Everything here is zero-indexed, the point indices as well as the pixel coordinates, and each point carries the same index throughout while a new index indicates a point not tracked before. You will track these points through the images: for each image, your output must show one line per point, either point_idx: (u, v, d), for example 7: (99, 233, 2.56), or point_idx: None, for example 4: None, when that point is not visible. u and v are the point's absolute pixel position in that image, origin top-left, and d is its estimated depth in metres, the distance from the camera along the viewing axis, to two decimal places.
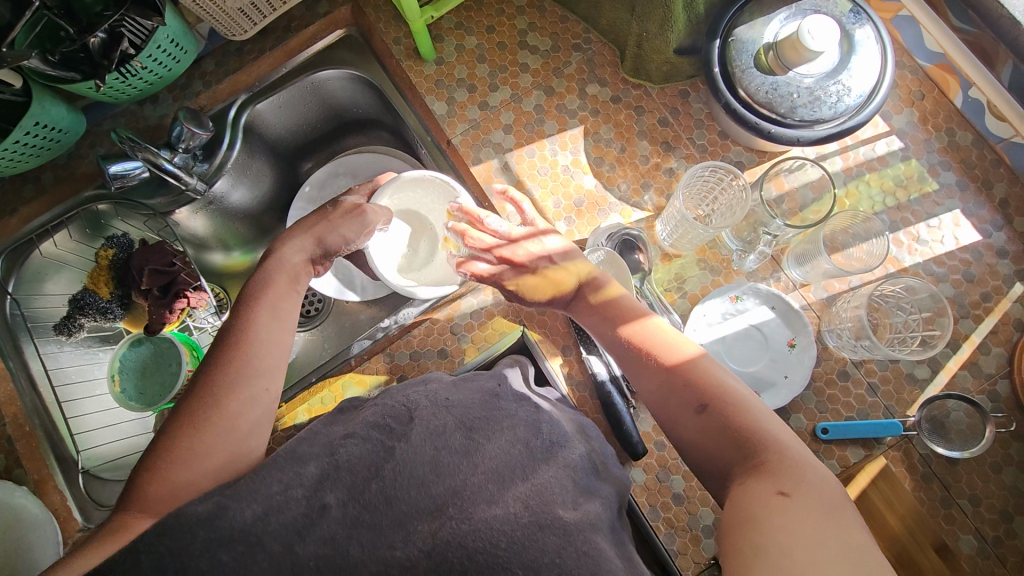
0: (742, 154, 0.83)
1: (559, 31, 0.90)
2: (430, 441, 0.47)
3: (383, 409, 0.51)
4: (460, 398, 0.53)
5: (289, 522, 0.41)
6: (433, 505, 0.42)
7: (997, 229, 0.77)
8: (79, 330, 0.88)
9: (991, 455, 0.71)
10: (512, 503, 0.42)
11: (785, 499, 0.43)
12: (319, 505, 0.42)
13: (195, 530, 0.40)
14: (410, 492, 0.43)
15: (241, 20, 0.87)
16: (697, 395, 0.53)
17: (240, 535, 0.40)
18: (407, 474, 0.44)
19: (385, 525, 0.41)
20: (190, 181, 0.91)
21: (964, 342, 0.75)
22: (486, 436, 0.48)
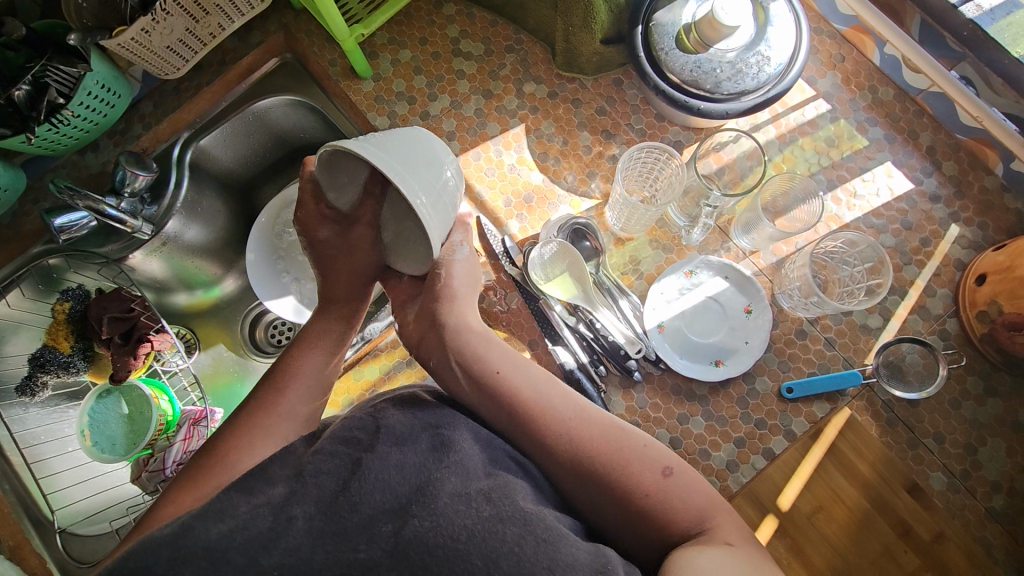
0: (680, 133, 0.86)
1: (490, 35, 0.92)
2: (395, 447, 0.47)
3: (348, 423, 0.51)
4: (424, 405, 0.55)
5: (254, 536, 0.41)
6: (400, 505, 0.43)
7: (928, 176, 0.81)
8: (41, 389, 0.87)
9: (949, 392, 0.74)
10: (474, 495, 0.44)
11: (734, 548, 0.48)
12: (284, 519, 0.42)
13: (159, 550, 0.40)
14: (376, 495, 0.44)
15: (171, 58, 0.82)
16: (645, 455, 0.53)
17: (204, 551, 0.40)
18: (372, 480, 0.44)
19: (350, 530, 0.42)
20: (136, 224, 0.89)
21: (911, 288, 0.77)
22: (450, 433, 0.51)
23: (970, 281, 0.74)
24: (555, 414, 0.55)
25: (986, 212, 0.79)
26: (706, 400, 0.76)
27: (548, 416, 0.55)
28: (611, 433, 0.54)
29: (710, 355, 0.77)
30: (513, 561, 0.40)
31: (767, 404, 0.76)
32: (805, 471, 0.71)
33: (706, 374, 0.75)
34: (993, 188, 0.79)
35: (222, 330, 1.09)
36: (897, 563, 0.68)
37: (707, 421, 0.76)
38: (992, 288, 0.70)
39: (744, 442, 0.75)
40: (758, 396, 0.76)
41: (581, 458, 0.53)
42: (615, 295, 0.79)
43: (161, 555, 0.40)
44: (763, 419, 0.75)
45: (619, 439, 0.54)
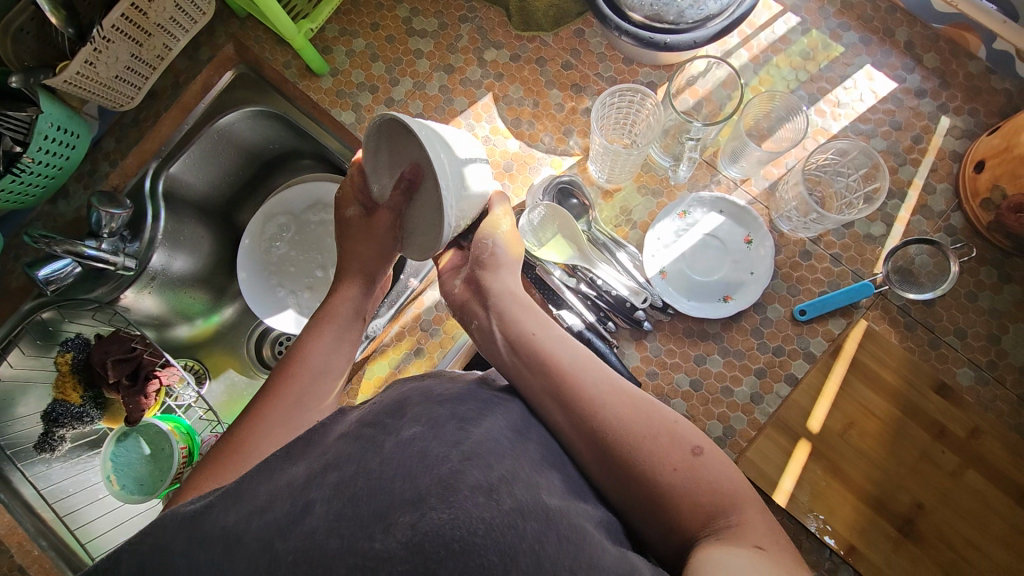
0: (651, 74, 0.83)
1: (441, 8, 0.89)
2: (422, 429, 0.47)
3: (377, 409, 0.53)
4: (452, 392, 0.54)
5: (277, 519, 0.41)
6: (416, 492, 0.40)
7: (911, 72, 0.78)
8: (60, 443, 0.86)
9: (964, 286, 0.73)
10: (499, 488, 0.41)
11: (763, 552, 0.44)
12: (301, 504, 0.42)
13: (178, 532, 0.42)
14: (395, 483, 0.41)
15: (123, 88, 0.80)
16: (673, 442, 0.51)
17: (223, 533, 0.41)
18: (394, 466, 0.42)
19: (367, 517, 0.39)
20: (118, 259, 0.87)
21: (910, 189, 0.75)
22: (475, 425, 0.48)
23: (970, 170, 0.72)
24: (588, 383, 0.55)
25: (976, 98, 0.77)
26: (720, 336, 0.75)
27: (578, 386, 0.54)
28: (635, 412, 0.53)
29: (718, 292, 0.75)
30: (534, 557, 0.38)
31: (782, 330, 0.75)
32: (830, 391, 0.70)
33: (716, 311, 0.74)
34: (979, 72, 0.77)
35: (230, 353, 1.08)
36: (935, 464, 0.68)
37: (725, 357, 0.75)
38: (992, 173, 0.68)
39: (765, 372, 0.74)
40: (772, 324, 0.75)
41: (606, 432, 0.52)
42: (612, 249, 0.78)
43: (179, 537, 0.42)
44: (780, 346, 0.74)
45: (642, 421, 0.52)
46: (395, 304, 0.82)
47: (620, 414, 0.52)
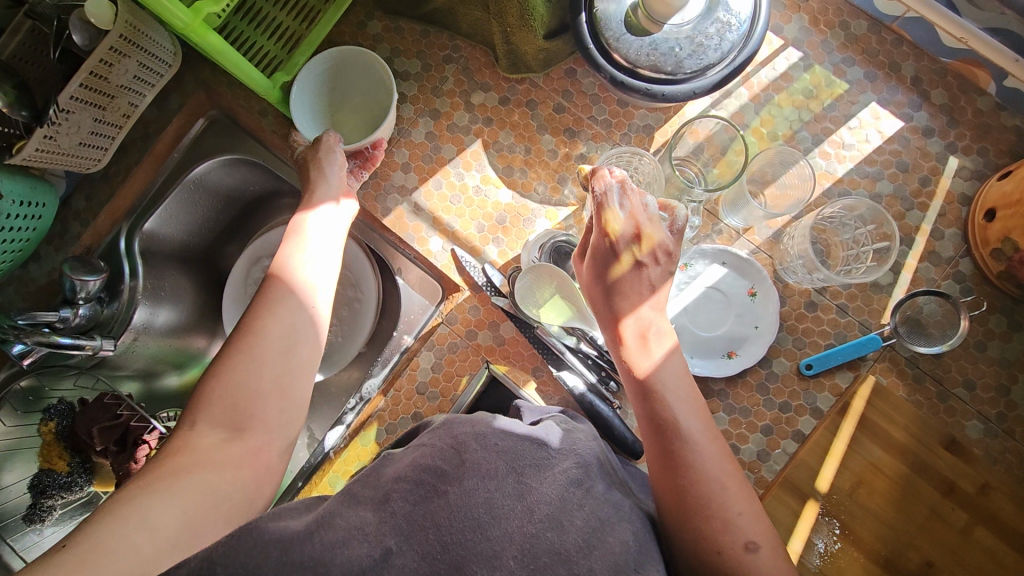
0: (647, 116, 0.79)
1: (425, 48, 0.84)
2: (481, 484, 0.45)
3: (431, 452, 0.49)
4: (510, 442, 0.49)
5: (358, 560, 0.41)
6: (491, 551, 0.42)
7: (917, 110, 0.75)
8: (49, 513, 0.85)
9: (973, 336, 0.71)
10: (579, 566, 0.42)
11: None
12: (382, 551, 0.41)
13: (269, 549, 0.40)
14: (468, 537, 0.42)
15: (90, 152, 0.75)
16: (737, 526, 0.49)
17: (313, 561, 0.40)
18: (462, 519, 0.43)
19: (444, 571, 0.41)
20: (94, 343, 0.82)
21: (918, 235, 0.73)
22: (535, 478, 0.47)
23: (980, 217, 0.70)
24: (690, 443, 0.52)
25: (984, 136, 0.74)
26: (725, 393, 0.73)
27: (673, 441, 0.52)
28: (719, 485, 0.51)
29: (722, 348, 0.73)
30: None
31: (788, 385, 0.73)
32: (838, 449, 0.69)
33: (721, 369, 0.72)
34: (989, 109, 0.74)
35: None
36: (946, 522, 0.67)
37: (731, 415, 0.73)
38: (1003, 225, 0.66)
39: (771, 429, 0.73)
40: (778, 379, 0.73)
41: (691, 496, 0.50)
42: None
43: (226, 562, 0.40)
44: (787, 402, 0.73)
45: (721, 494, 0.50)
46: (390, 365, 0.82)
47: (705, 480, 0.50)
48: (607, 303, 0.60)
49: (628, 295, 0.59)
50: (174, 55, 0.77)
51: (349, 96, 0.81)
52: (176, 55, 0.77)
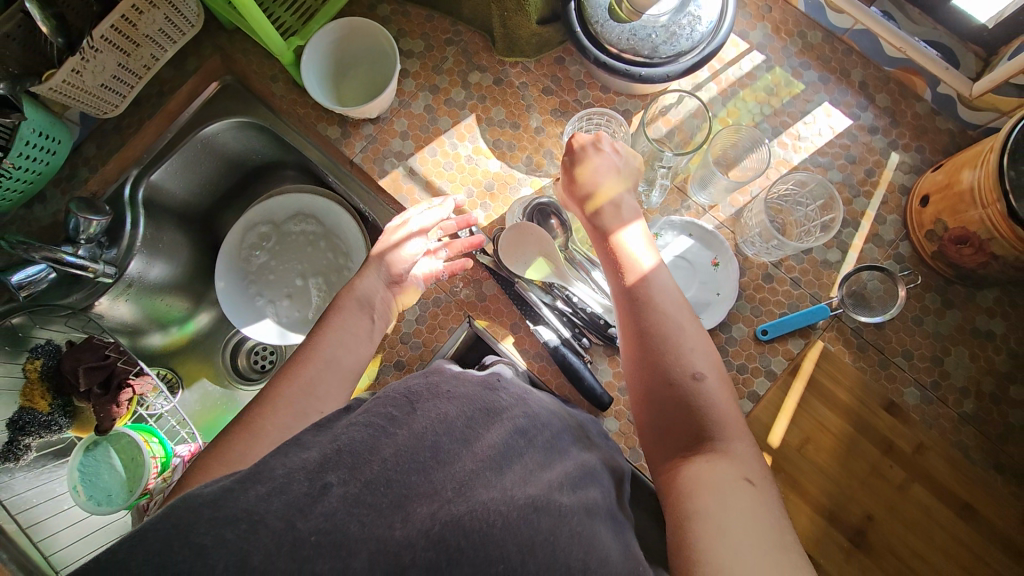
0: (627, 102, 0.87)
1: (428, 30, 0.92)
2: (433, 425, 0.48)
3: (382, 400, 0.52)
4: (463, 389, 0.55)
5: (291, 501, 0.40)
6: (432, 489, 0.43)
7: (864, 110, 0.84)
8: (26, 451, 0.84)
9: (911, 311, 0.78)
10: (513, 488, 0.45)
11: (750, 484, 0.49)
12: (319, 485, 0.41)
13: (200, 510, 0.39)
14: (414, 479, 0.43)
15: (108, 96, 0.82)
16: (691, 362, 0.57)
17: (244, 514, 0.39)
18: (409, 464, 0.44)
19: (386, 506, 0.41)
20: (99, 266, 0.87)
21: (863, 219, 0.81)
22: (486, 426, 0.51)
23: (916, 203, 0.78)
24: (653, 300, 0.61)
25: (922, 136, 0.83)
26: None
27: (639, 299, 0.61)
28: (678, 332, 0.59)
29: None
30: (548, 550, 0.42)
31: (746, 349, 0.78)
32: (789, 407, 0.74)
33: None
34: (925, 113, 0.83)
35: (204, 362, 1.08)
36: (884, 477, 0.72)
37: None
38: (936, 208, 0.74)
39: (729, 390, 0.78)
40: (736, 343, 0.79)
41: (651, 342, 0.58)
42: (588, 268, 0.81)
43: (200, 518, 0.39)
44: (744, 364, 0.78)
45: (679, 339, 0.58)
46: None
47: (665, 329, 0.59)
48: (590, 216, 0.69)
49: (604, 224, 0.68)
50: (197, 17, 0.85)
51: (353, 74, 0.91)
52: (199, 17, 0.85)
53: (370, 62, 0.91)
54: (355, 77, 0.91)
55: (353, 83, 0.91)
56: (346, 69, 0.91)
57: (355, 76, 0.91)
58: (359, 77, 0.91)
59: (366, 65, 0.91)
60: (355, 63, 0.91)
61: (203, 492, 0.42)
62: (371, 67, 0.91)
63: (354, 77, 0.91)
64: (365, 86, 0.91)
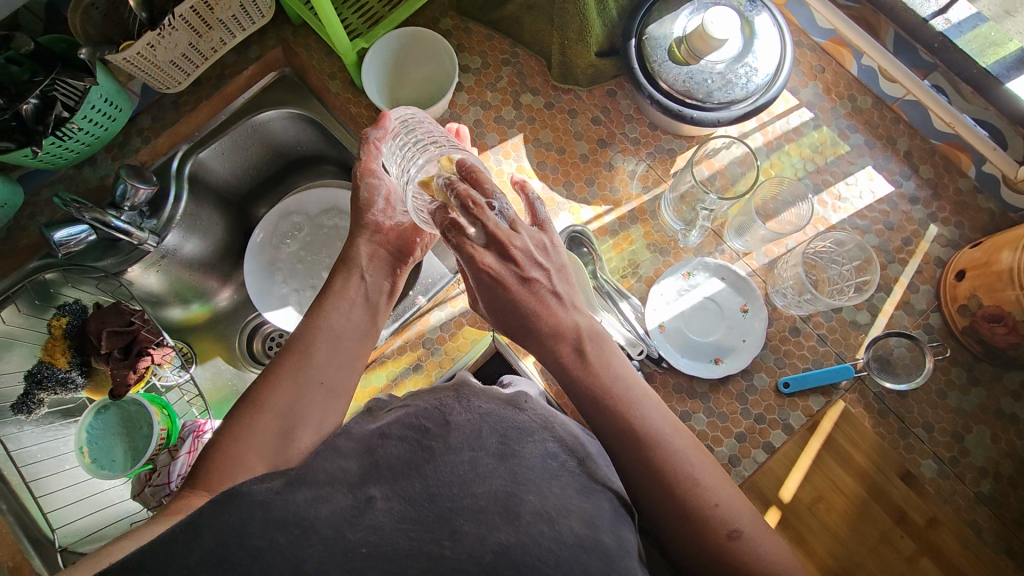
0: (673, 141, 0.89)
1: (487, 49, 0.94)
2: (468, 444, 0.49)
3: (415, 410, 0.54)
4: (489, 404, 0.54)
5: (336, 511, 0.45)
6: (476, 506, 0.45)
7: (906, 179, 0.85)
8: (38, 406, 0.85)
9: (936, 383, 0.78)
10: (559, 520, 0.45)
11: None
12: (364, 498, 0.46)
13: (253, 510, 0.44)
14: (455, 493, 0.46)
15: (174, 72, 0.85)
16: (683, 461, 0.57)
17: (296, 518, 0.44)
18: (450, 476, 0.47)
19: (431, 521, 0.44)
20: (142, 236, 0.90)
21: (895, 285, 0.81)
22: (519, 443, 0.50)
23: (951, 277, 0.78)
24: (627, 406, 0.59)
25: (962, 212, 0.84)
26: (707, 397, 0.78)
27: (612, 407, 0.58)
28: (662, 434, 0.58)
29: (710, 354, 0.79)
30: None
31: (765, 400, 0.78)
32: (804, 464, 0.74)
33: (706, 372, 0.78)
34: (967, 189, 0.84)
35: (219, 342, 1.08)
36: (895, 549, 0.70)
37: (709, 418, 0.78)
38: (971, 283, 0.74)
39: (745, 437, 0.77)
40: (756, 392, 0.78)
41: (649, 467, 0.56)
42: (615, 299, 0.82)
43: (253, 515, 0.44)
44: (762, 414, 0.78)
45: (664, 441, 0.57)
46: (401, 319, 0.84)
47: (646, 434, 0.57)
48: (557, 365, 0.60)
49: (532, 308, 0.59)
50: (269, 8, 0.88)
51: (409, 81, 0.93)
52: (270, 8, 0.87)
53: (427, 72, 0.92)
54: (415, 85, 0.92)
55: (410, 89, 0.92)
56: (404, 76, 0.92)
57: (412, 83, 0.92)
58: (416, 84, 0.92)
59: (423, 74, 0.92)
60: (415, 72, 0.92)
61: (254, 491, 0.46)
62: (428, 75, 0.92)
63: (411, 85, 0.92)
64: (424, 95, 0.92)
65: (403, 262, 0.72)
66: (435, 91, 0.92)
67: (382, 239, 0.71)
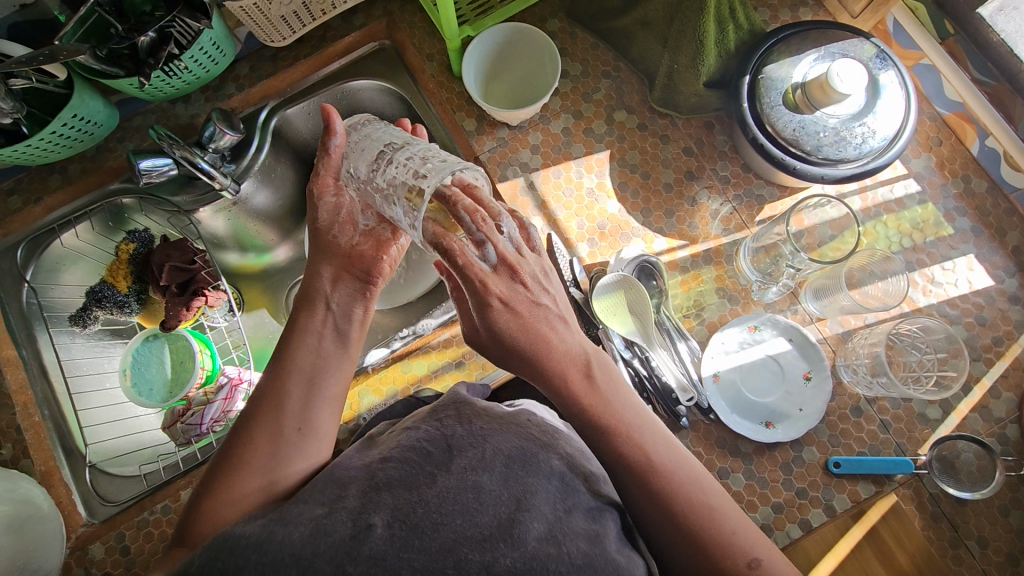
0: (764, 187, 0.85)
1: (590, 58, 0.92)
2: (473, 467, 0.47)
3: (417, 434, 0.51)
4: (491, 424, 0.52)
5: (337, 544, 0.41)
6: (481, 534, 0.43)
7: (1010, 276, 0.79)
8: (93, 322, 0.88)
9: (1000, 498, 0.72)
10: (565, 542, 0.44)
11: None
12: (364, 526, 0.42)
13: (248, 553, 0.41)
14: (457, 521, 0.43)
15: (282, 27, 0.86)
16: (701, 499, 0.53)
17: (292, 558, 0.41)
18: (452, 502, 0.44)
19: (437, 552, 0.41)
20: (223, 181, 0.91)
21: (976, 385, 0.76)
22: (525, 468, 0.48)
23: None
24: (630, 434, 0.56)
25: None
26: (750, 459, 0.75)
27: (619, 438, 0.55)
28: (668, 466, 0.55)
29: (762, 415, 0.76)
30: None
31: (811, 475, 0.74)
32: (840, 550, 0.69)
33: (756, 434, 0.74)
34: None
35: (267, 294, 1.09)
36: None
37: (748, 480, 0.74)
38: None
39: (782, 508, 0.73)
40: (803, 465, 0.74)
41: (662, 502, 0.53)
42: (674, 338, 0.79)
43: (248, 558, 0.41)
44: (805, 489, 0.73)
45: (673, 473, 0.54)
46: (452, 312, 0.83)
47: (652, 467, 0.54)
48: (563, 392, 0.57)
49: (537, 334, 0.56)
50: None
51: (506, 76, 0.93)
52: None
53: (525, 73, 0.92)
54: (511, 84, 0.93)
55: (504, 86, 0.93)
56: (499, 72, 0.93)
57: (504, 82, 0.93)
58: (510, 83, 0.93)
59: (521, 74, 0.93)
60: (512, 71, 0.93)
61: (246, 532, 0.44)
62: (525, 75, 0.92)
63: (502, 83, 0.93)
64: (516, 96, 0.92)
65: (370, 285, 0.63)
66: (531, 94, 0.92)
67: (343, 261, 0.64)
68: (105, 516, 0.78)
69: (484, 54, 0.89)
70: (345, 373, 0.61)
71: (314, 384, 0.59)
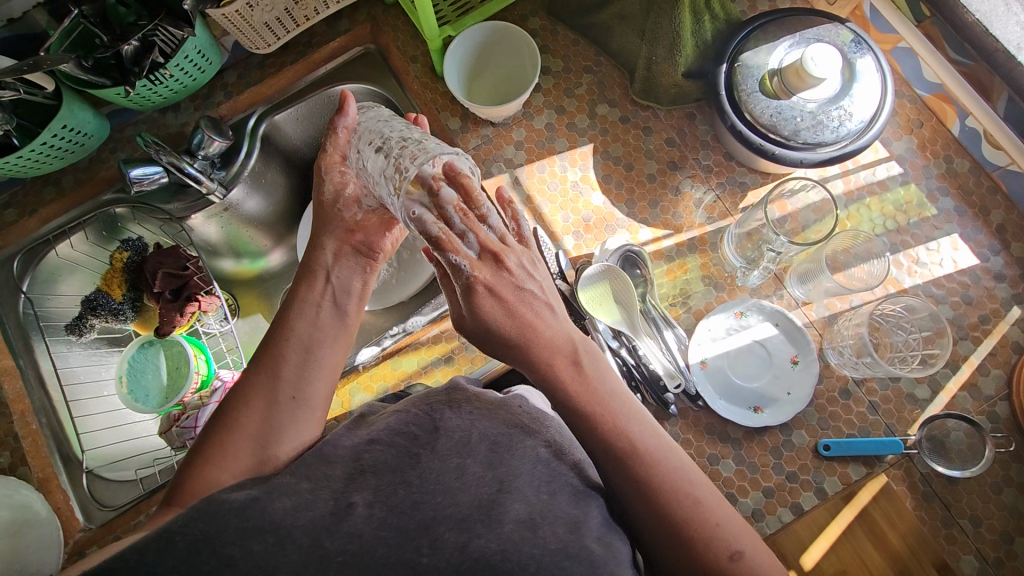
0: (747, 175, 0.86)
1: (572, 54, 0.93)
2: (456, 450, 0.47)
3: (405, 415, 0.51)
4: (481, 408, 0.52)
5: (316, 518, 0.42)
6: (459, 515, 0.43)
7: (995, 254, 0.80)
8: (89, 331, 0.89)
9: (992, 476, 0.72)
10: (543, 526, 0.44)
11: None
12: (344, 504, 0.44)
13: (228, 518, 0.41)
14: (439, 500, 0.44)
15: (266, 34, 0.88)
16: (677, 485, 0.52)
17: (271, 526, 0.41)
18: (434, 482, 0.45)
19: (413, 529, 0.42)
20: (210, 185, 0.93)
21: (964, 364, 0.76)
22: (509, 451, 0.49)
23: None
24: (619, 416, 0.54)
25: None
26: (740, 444, 0.75)
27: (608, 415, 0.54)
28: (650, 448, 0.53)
29: (750, 401, 0.76)
30: None
31: (801, 458, 0.74)
32: (831, 533, 0.68)
33: (744, 419, 0.74)
34: None
35: (262, 299, 1.10)
36: None
37: (738, 466, 0.74)
38: None
39: (772, 493, 0.73)
40: (792, 449, 0.74)
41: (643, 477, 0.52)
42: (660, 327, 0.80)
43: (229, 522, 0.41)
44: (795, 472, 0.74)
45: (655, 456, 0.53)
46: (441, 308, 0.83)
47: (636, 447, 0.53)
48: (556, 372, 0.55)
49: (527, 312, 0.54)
50: None
51: (488, 74, 0.94)
52: None
53: (508, 69, 0.93)
54: (494, 80, 0.94)
55: (487, 82, 0.94)
56: (481, 67, 0.94)
57: (488, 79, 0.94)
58: (493, 78, 0.94)
59: (504, 70, 0.94)
60: (494, 67, 0.94)
61: (232, 497, 0.42)
62: (507, 71, 0.93)
63: (485, 80, 0.95)
64: (499, 93, 0.94)
65: (373, 261, 0.66)
66: (514, 91, 0.93)
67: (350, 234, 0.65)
68: (103, 520, 0.79)
69: (467, 51, 0.90)
70: (331, 369, 0.61)
71: (297, 377, 0.59)
